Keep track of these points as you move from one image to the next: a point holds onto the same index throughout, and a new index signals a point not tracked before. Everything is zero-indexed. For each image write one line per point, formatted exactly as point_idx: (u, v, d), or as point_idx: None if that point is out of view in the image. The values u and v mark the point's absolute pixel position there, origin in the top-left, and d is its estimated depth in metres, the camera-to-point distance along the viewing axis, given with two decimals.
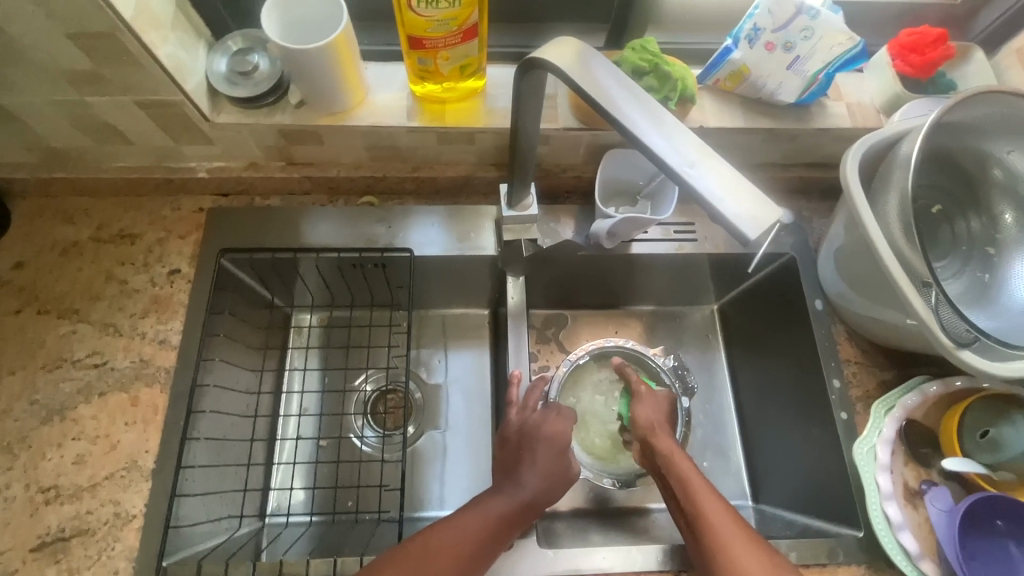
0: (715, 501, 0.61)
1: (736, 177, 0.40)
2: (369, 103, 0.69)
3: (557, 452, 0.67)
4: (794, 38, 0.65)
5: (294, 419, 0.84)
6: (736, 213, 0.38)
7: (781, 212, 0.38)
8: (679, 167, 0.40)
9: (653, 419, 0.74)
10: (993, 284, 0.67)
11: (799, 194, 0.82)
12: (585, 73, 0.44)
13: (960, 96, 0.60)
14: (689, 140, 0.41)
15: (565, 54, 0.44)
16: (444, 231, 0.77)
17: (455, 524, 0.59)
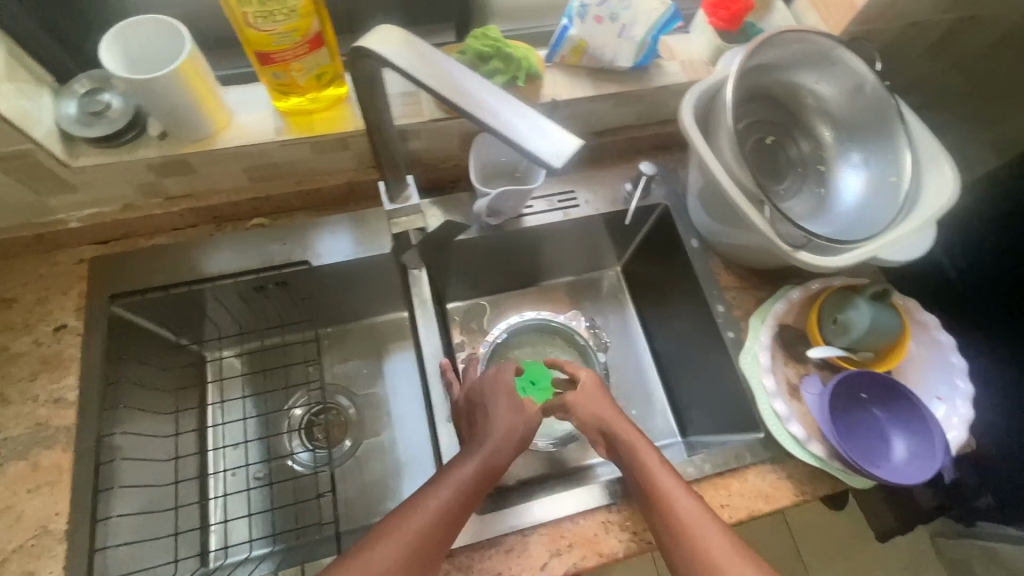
0: (665, 471, 0.63)
1: (544, 119, 0.44)
2: (234, 126, 0.71)
3: (523, 416, 0.69)
4: (617, 9, 0.73)
5: (224, 453, 0.84)
6: (542, 148, 0.42)
7: (579, 140, 0.42)
8: (499, 123, 0.44)
9: (597, 407, 0.72)
10: (827, 194, 0.79)
11: (661, 149, 0.91)
12: (403, 57, 0.46)
13: (757, 41, 0.70)
14: (507, 98, 0.45)
15: (382, 42, 0.46)
16: (352, 238, 0.80)
17: (428, 502, 0.58)
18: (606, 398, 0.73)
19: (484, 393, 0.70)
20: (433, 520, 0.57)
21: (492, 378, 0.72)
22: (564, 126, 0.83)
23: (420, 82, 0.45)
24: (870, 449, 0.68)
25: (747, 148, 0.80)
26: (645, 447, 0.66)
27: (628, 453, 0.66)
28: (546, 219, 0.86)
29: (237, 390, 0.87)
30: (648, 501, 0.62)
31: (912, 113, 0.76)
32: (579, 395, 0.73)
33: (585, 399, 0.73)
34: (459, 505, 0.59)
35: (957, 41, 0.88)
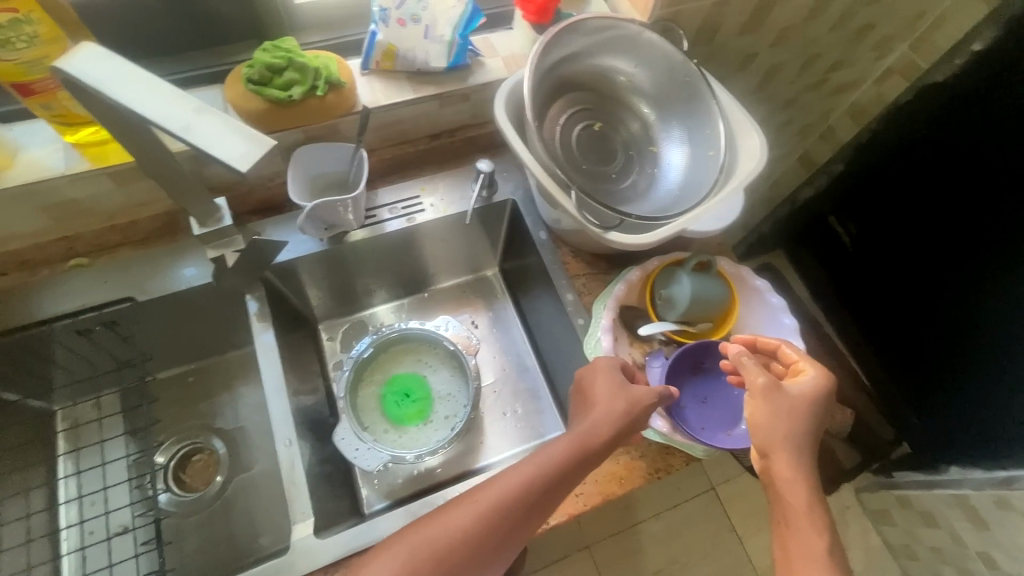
0: (800, 494, 0.59)
1: (237, 123, 0.41)
2: (18, 164, 0.67)
3: (629, 412, 0.63)
4: (416, 11, 0.73)
5: (76, 504, 0.80)
6: (225, 151, 0.40)
7: (266, 139, 0.40)
8: (196, 139, 0.40)
9: (772, 432, 0.59)
10: (657, 172, 0.81)
11: (505, 146, 0.91)
12: (86, 69, 0.42)
13: (553, 33, 0.71)
14: (209, 111, 0.42)
15: (66, 58, 0.42)
16: (202, 264, 0.78)
17: (497, 489, 0.59)
18: (798, 421, 0.61)
19: (605, 381, 0.66)
20: (497, 503, 0.58)
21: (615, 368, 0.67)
22: (395, 131, 0.82)
23: (116, 102, 0.41)
24: (718, 416, 0.69)
25: (573, 137, 0.81)
26: (803, 469, 0.60)
27: (772, 473, 0.61)
28: (394, 227, 0.85)
29: (89, 440, 0.83)
30: (783, 517, 0.60)
31: (720, 85, 0.78)
32: (766, 411, 0.60)
33: (768, 418, 0.60)
34: (527, 490, 0.59)
35: (768, 16, 0.91)
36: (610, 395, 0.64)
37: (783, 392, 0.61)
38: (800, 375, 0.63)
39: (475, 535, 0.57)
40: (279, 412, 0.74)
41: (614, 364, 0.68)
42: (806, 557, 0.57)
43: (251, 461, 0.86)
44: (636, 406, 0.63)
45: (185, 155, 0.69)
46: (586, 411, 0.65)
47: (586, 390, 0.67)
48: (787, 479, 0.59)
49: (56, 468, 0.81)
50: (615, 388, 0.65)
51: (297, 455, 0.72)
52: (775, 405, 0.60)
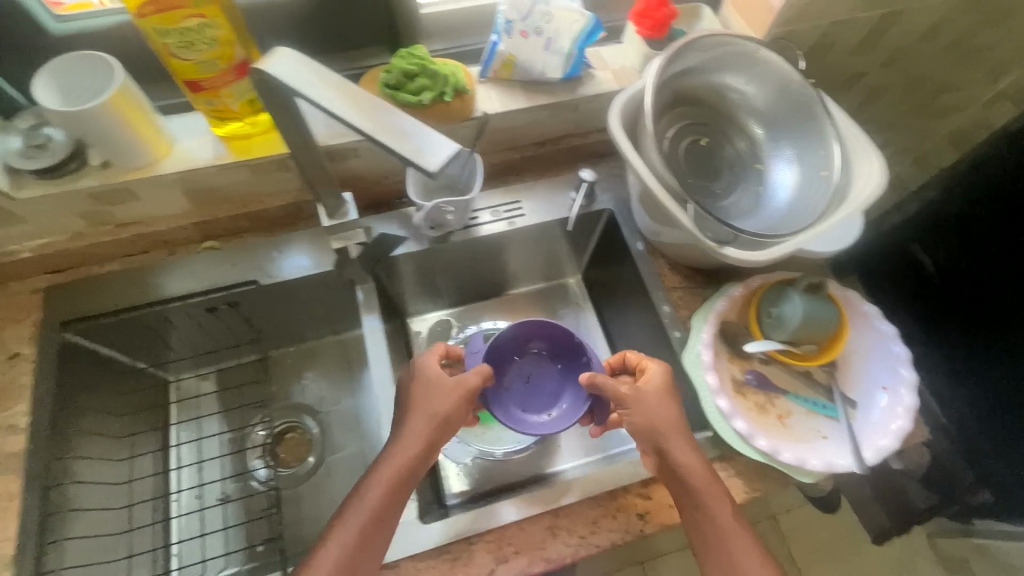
0: (700, 479, 0.62)
1: (430, 130, 0.46)
2: (175, 153, 0.73)
3: (459, 404, 0.67)
4: (539, 23, 0.75)
5: (184, 471, 0.85)
6: (422, 153, 0.44)
7: (458, 146, 0.44)
8: (395, 143, 0.45)
9: (650, 423, 0.64)
10: (764, 191, 0.81)
11: (604, 156, 0.93)
12: (297, 76, 0.49)
13: (678, 46, 0.72)
14: (404, 118, 0.47)
15: (277, 63, 0.49)
16: (312, 256, 0.83)
17: (390, 471, 0.61)
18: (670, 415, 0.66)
19: (424, 385, 0.67)
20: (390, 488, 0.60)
21: (433, 369, 0.68)
22: (503, 138, 0.85)
23: (320, 105, 0.47)
24: (530, 401, 0.82)
25: (680, 151, 0.82)
26: (693, 456, 0.63)
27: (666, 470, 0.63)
28: (494, 229, 0.87)
29: (199, 411, 0.88)
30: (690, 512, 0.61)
31: (836, 106, 0.77)
32: (638, 413, 0.65)
33: (643, 418, 0.65)
34: (419, 467, 0.62)
35: (883, 37, 0.89)
36: (445, 387, 0.67)
37: (641, 396, 0.66)
38: (646, 370, 0.69)
39: (383, 517, 0.59)
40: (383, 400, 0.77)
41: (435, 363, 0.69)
42: (721, 534, 0.60)
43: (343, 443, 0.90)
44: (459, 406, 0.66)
45: (330, 146, 0.75)
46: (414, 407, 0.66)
47: (416, 387, 0.67)
48: (676, 460, 0.63)
49: (167, 436, 0.86)
50: (444, 384, 0.67)
51: None
52: (631, 407, 0.66)
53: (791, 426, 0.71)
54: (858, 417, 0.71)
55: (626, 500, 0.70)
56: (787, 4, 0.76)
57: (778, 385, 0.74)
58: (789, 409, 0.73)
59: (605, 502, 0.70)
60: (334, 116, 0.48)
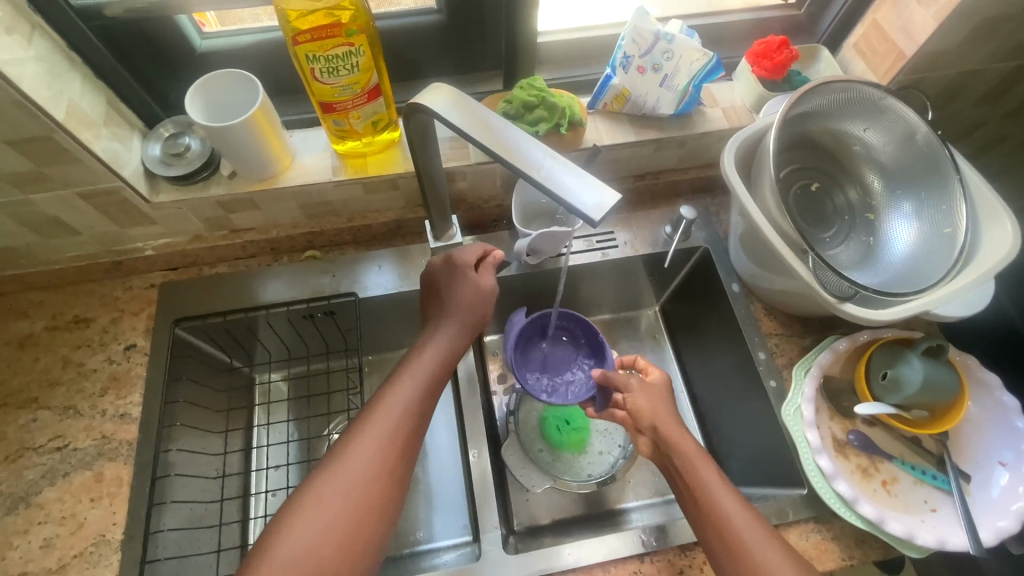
0: (698, 457, 0.61)
1: (591, 177, 0.45)
2: (296, 166, 0.76)
3: (466, 332, 0.66)
4: (659, 59, 0.75)
5: (265, 472, 0.86)
6: (581, 201, 0.43)
7: (617, 196, 0.43)
8: (553, 187, 0.45)
9: (656, 414, 0.65)
10: (876, 243, 0.78)
11: (701, 192, 0.92)
12: (457, 113, 0.49)
13: (803, 90, 0.71)
14: (562, 162, 0.46)
15: (438, 99, 0.50)
16: (394, 273, 0.85)
17: (407, 380, 0.60)
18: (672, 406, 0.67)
19: (453, 292, 0.66)
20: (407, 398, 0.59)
21: (459, 263, 0.67)
22: (604, 168, 0.85)
23: (477, 143, 0.48)
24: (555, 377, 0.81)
25: (789, 194, 0.80)
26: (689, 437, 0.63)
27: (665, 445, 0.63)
28: (587, 259, 0.87)
29: (283, 414, 0.90)
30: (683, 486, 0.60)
31: (966, 161, 0.74)
32: (644, 399, 0.67)
33: (648, 403, 0.66)
34: (436, 378, 0.62)
35: (1014, 88, 0.85)
36: (472, 289, 0.66)
37: (654, 386, 0.69)
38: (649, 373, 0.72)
39: (403, 425, 0.57)
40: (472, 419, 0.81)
41: (471, 253, 0.68)
42: (709, 489, 0.58)
43: None
44: (476, 312, 0.66)
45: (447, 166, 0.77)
46: (439, 318, 0.66)
47: (455, 270, 0.67)
48: (667, 431, 0.63)
49: (252, 435, 0.88)
50: (468, 275, 0.67)
51: (484, 464, 0.77)
52: (634, 394, 0.68)
53: (898, 494, 0.68)
54: (973, 493, 0.67)
55: None
56: (921, 52, 0.73)
57: (884, 449, 0.71)
58: (895, 475, 0.69)
59: (693, 552, 0.68)
60: (491, 155, 0.48)
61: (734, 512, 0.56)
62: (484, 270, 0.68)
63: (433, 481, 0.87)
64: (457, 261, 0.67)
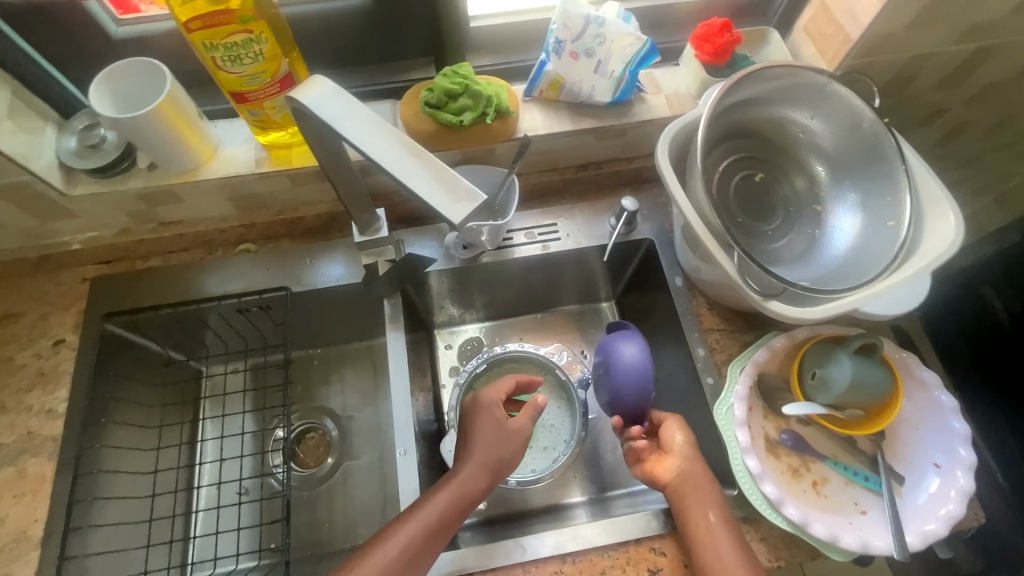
0: (711, 491, 0.64)
1: (458, 177, 0.44)
2: (218, 158, 0.74)
3: (490, 475, 0.64)
4: (591, 45, 0.72)
5: (208, 466, 0.86)
6: (444, 203, 0.42)
7: (482, 198, 0.42)
8: (420, 188, 0.43)
9: (690, 444, 0.68)
10: (821, 236, 0.75)
11: (650, 183, 0.89)
12: (322, 104, 0.46)
13: (739, 77, 0.68)
14: (429, 158, 0.44)
15: (305, 89, 0.47)
16: (346, 266, 0.83)
17: (419, 517, 0.60)
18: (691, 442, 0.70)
19: (484, 426, 0.66)
20: (417, 538, 0.58)
21: (495, 403, 0.68)
22: (544, 159, 0.82)
23: (345, 139, 0.46)
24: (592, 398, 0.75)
25: (731, 185, 0.77)
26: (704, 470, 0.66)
27: (685, 472, 0.65)
28: (525, 252, 0.84)
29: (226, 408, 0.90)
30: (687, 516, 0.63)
31: (913, 150, 0.70)
32: (682, 431, 0.69)
33: (685, 435, 0.68)
34: (449, 522, 0.61)
35: (974, 72, 0.80)
36: (503, 430, 0.66)
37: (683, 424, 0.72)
38: None
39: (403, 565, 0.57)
40: (400, 417, 0.76)
41: (498, 392, 0.71)
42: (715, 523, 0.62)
43: (357, 451, 0.89)
44: (506, 456, 0.65)
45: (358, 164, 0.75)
46: (463, 451, 0.66)
47: (491, 407, 0.68)
48: (691, 476, 0.65)
49: (197, 429, 0.88)
50: (502, 421, 0.67)
51: (411, 465, 0.74)
52: (671, 436, 0.68)
53: (827, 495, 0.66)
54: (904, 495, 0.65)
55: (637, 552, 0.67)
56: (866, 36, 0.69)
57: (817, 449, 0.69)
58: (826, 476, 0.67)
59: (616, 552, 0.67)
60: (361, 151, 0.45)
61: (729, 546, 0.60)
62: (528, 412, 0.69)
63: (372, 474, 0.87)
64: (483, 400, 0.69)
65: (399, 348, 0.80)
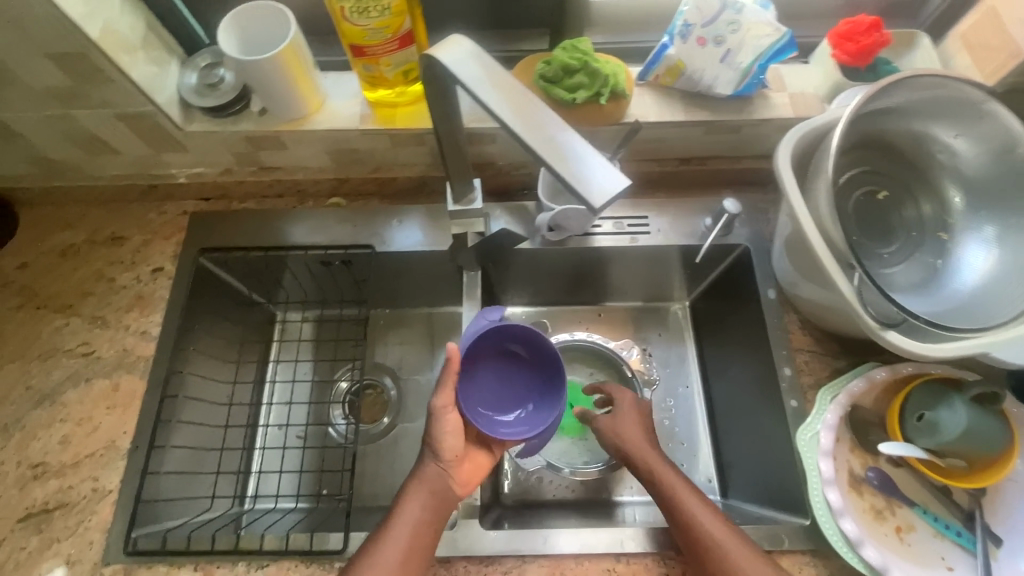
0: (691, 499, 0.62)
1: (599, 157, 0.40)
2: (325, 110, 0.75)
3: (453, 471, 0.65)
4: (723, 32, 0.67)
5: (273, 406, 0.89)
6: (585, 183, 0.39)
7: (624, 182, 0.38)
8: (559, 166, 0.40)
9: (639, 436, 0.69)
10: (945, 267, 0.68)
11: (754, 186, 0.84)
12: (466, 67, 0.45)
13: (886, 82, 0.62)
14: (573, 136, 0.41)
15: (449, 50, 0.46)
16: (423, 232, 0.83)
17: (396, 527, 0.60)
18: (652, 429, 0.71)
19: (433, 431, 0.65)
20: (404, 544, 0.59)
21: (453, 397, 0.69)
22: (647, 148, 0.79)
23: (483, 104, 0.44)
24: (498, 397, 0.70)
25: (850, 200, 0.71)
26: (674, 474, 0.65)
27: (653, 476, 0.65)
28: (613, 242, 0.82)
29: (297, 353, 0.92)
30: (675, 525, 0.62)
31: None
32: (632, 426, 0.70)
33: (634, 430, 0.70)
34: (430, 521, 0.61)
35: None
36: (435, 445, 0.65)
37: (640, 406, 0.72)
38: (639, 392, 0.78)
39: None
40: None
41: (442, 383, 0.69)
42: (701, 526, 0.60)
43: (415, 414, 0.90)
44: (443, 460, 0.65)
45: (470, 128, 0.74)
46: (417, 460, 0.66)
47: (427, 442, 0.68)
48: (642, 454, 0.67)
49: (265, 370, 0.91)
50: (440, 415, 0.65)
51: None
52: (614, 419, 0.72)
53: (911, 544, 0.62)
54: (1000, 558, 0.60)
55: None
56: None
57: (905, 494, 0.64)
58: (911, 523, 0.63)
59: (673, 561, 0.65)
60: (499, 121, 0.43)
61: (700, 511, 0.61)
62: (444, 385, 0.64)
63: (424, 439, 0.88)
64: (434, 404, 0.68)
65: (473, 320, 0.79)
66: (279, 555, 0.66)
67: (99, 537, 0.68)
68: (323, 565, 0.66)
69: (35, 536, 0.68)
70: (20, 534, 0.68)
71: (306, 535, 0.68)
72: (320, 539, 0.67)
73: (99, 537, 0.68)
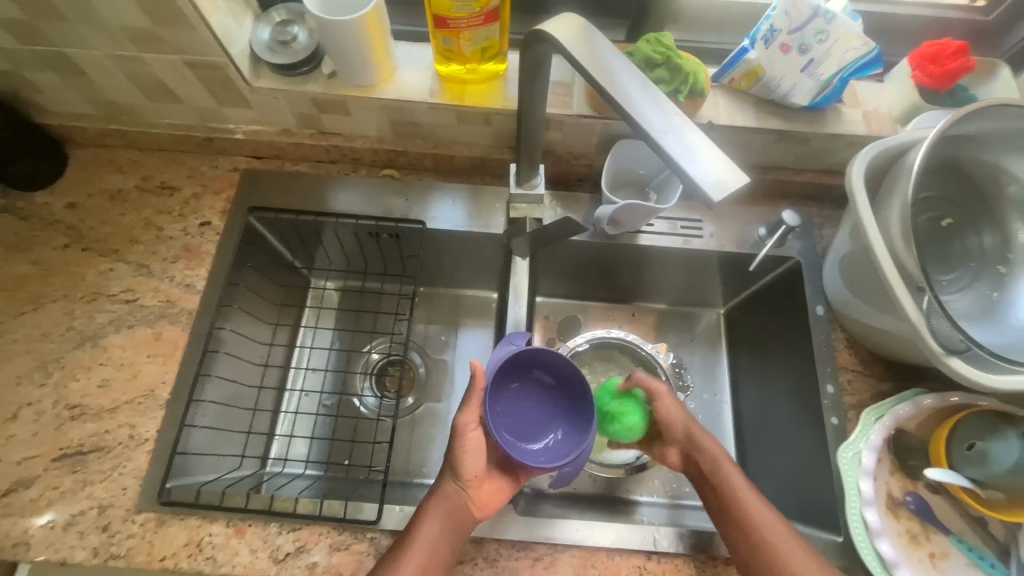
0: (736, 481, 0.63)
1: (713, 150, 0.43)
2: (395, 80, 0.74)
3: (472, 493, 0.64)
4: (809, 40, 0.66)
5: (303, 372, 0.88)
6: (702, 176, 0.41)
7: (744, 178, 0.41)
8: (677, 155, 0.43)
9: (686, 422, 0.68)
10: (1001, 303, 0.67)
11: (811, 201, 0.84)
12: (585, 48, 0.48)
13: (973, 108, 0.61)
14: (694, 134, 0.43)
15: (567, 30, 0.48)
16: (461, 208, 0.82)
17: (415, 546, 0.59)
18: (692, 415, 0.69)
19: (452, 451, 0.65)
20: (420, 564, 0.58)
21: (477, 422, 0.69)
22: None
23: (599, 86, 0.46)
24: (525, 422, 0.70)
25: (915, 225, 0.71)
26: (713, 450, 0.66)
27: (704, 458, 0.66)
28: (667, 241, 0.81)
29: (330, 321, 0.92)
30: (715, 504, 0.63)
31: None
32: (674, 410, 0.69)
33: (674, 416, 0.69)
34: (448, 542, 0.60)
35: None
36: (455, 465, 0.64)
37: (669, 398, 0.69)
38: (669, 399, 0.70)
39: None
40: None
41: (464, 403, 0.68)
42: (743, 502, 0.62)
43: (441, 393, 0.88)
44: (462, 481, 0.64)
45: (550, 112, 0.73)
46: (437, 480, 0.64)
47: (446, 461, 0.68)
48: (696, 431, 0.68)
49: (297, 335, 0.90)
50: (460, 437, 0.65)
51: None
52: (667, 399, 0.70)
53: (945, 571, 0.62)
54: None
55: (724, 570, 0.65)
56: None
57: (942, 521, 0.65)
58: (946, 551, 0.63)
59: (704, 564, 0.65)
60: (615, 104, 0.46)
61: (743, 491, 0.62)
62: (469, 402, 0.64)
63: (443, 417, 0.87)
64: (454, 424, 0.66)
65: (518, 324, 0.79)
66: (312, 519, 0.66)
67: (134, 484, 0.68)
68: (355, 534, 0.66)
69: (70, 477, 0.68)
70: (55, 473, 0.68)
71: (341, 503, 0.68)
72: (355, 508, 0.68)
73: (133, 484, 0.68)
